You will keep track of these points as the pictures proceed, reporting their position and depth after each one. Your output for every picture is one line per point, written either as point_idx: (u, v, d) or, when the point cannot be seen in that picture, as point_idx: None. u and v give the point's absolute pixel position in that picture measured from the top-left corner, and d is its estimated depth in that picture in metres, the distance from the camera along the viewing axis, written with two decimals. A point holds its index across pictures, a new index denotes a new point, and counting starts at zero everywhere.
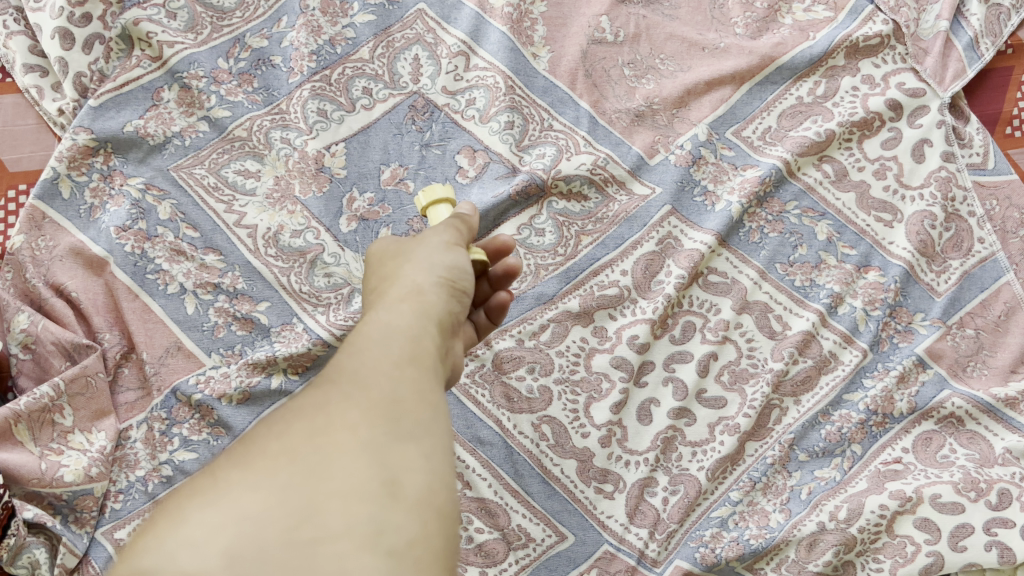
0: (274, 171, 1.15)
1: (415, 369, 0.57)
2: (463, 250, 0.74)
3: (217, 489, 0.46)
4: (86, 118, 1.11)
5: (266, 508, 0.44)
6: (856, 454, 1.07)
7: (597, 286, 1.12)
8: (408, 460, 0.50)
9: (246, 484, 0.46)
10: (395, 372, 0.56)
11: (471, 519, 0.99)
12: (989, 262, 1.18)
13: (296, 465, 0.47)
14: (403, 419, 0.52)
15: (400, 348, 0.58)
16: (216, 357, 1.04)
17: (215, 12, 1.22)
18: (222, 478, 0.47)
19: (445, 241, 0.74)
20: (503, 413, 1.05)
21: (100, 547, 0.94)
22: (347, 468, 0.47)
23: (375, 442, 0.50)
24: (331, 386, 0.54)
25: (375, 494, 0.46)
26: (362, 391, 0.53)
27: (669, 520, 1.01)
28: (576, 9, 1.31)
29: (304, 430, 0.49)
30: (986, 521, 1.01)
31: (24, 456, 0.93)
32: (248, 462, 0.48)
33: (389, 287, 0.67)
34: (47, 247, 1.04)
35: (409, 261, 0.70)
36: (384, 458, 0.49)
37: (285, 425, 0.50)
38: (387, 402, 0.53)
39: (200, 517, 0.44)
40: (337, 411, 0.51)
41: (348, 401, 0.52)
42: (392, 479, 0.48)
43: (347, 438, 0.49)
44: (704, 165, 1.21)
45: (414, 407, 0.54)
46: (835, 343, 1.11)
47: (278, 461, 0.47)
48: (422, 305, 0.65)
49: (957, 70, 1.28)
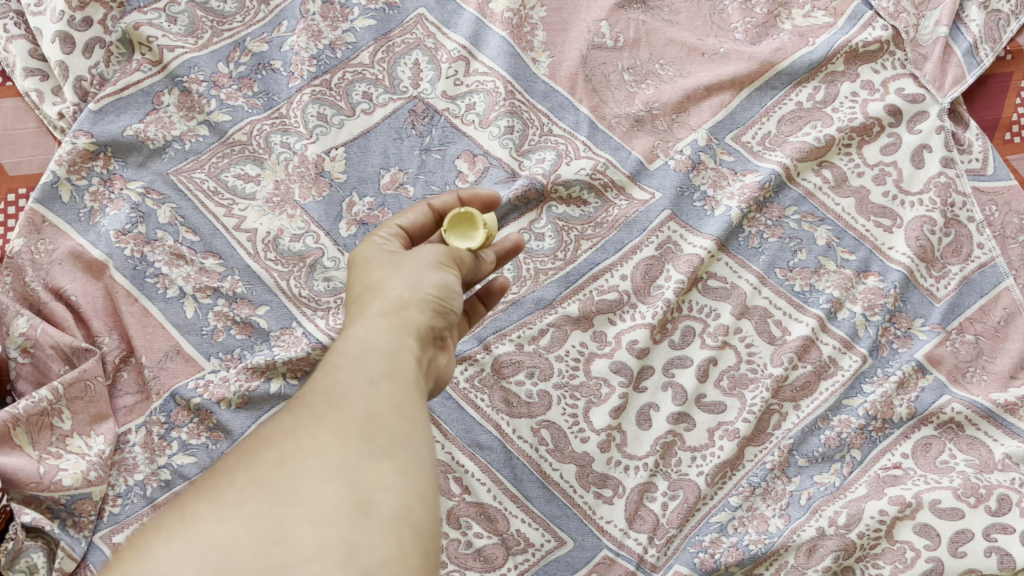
0: (274, 175, 1.15)
1: (391, 384, 0.58)
2: (451, 268, 0.74)
3: (185, 522, 0.46)
4: (86, 122, 1.11)
5: (235, 539, 0.45)
6: (856, 459, 1.06)
7: (597, 291, 1.12)
8: (383, 478, 0.51)
9: (214, 515, 0.47)
10: (369, 390, 0.57)
11: (470, 524, 0.99)
12: (988, 268, 1.18)
13: (266, 492, 0.48)
14: (377, 437, 0.53)
15: (376, 364, 0.59)
16: (215, 360, 1.04)
17: (216, 16, 1.22)
18: (190, 510, 0.47)
19: (438, 261, 0.74)
20: (502, 417, 1.05)
21: (98, 551, 0.94)
22: (318, 492, 0.48)
23: (348, 462, 0.51)
24: (304, 409, 0.54)
25: (348, 515, 0.48)
26: (335, 411, 0.54)
27: (669, 525, 1.01)
28: (575, 14, 1.32)
29: (274, 457, 0.50)
30: (986, 526, 1.01)
31: (23, 460, 0.93)
32: (217, 492, 0.48)
33: (369, 301, 0.68)
34: (47, 250, 1.05)
35: (394, 275, 0.70)
36: (357, 479, 0.50)
37: (254, 452, 0.51)
38: (360, 420, 0.54)
39: (168, 550, 0.44)
40: (308, 434, 0.52)
41: (319, 422, 0.53)
42: (364, 498, 0.49)
43: (318, 461, 0.50)
44: (704, 170, 1.21)
45: (390, 423, 0.55)
46: (835, 348, 1.11)
47: (247, 489, 0.48)
48: (403, 322, 0.65)
49: (956, 76, 1.28)
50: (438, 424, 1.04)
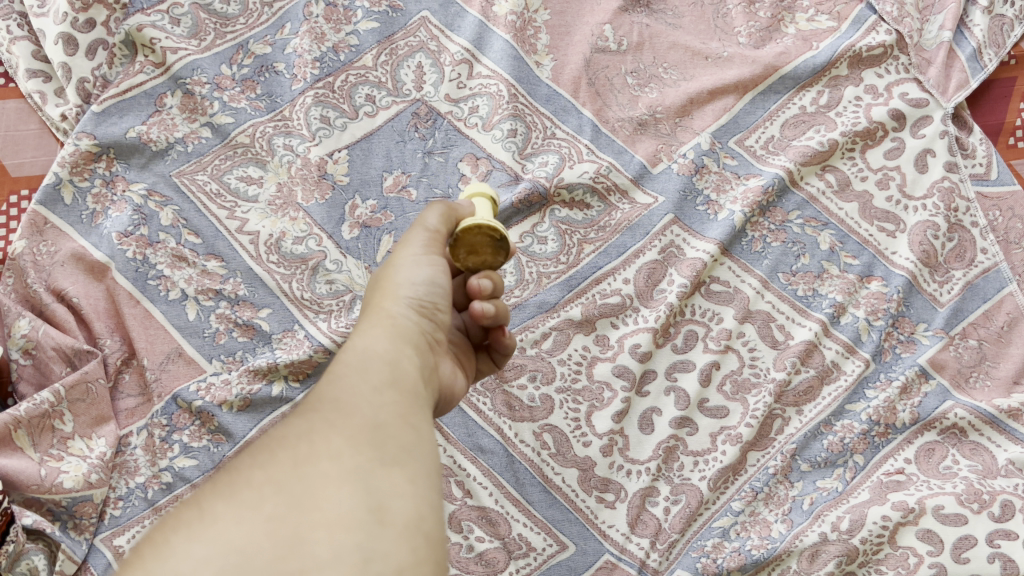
0: (277, 177, 1.15)
1: (395, 395, 0.60)
2: (430, 262, 0.76)
3: (201, 521, 0.45)
4: (89, 124, 1.11)
5: (253, 540, 0.44)
6: (858, 464, 1.06)
7: (600, 295, 1.12)
8: (395, 486, 0.51)
9: (232, 516, 0.46)
10: (375, 399, 0.58)
11: (472, 528, 0.99)
12: (992, 273, 1.17)
13: (282, 493, 0.47)
14: (387, 446, 0.54)
15: (379, 375, 0.61)
16: (217, 363, 1.03)
17: (219, 18, 1.22)
18: (206, 510, 0.46)
19: (417, 251, 0.76)
20: (504, 421, 1.05)
21: (99, 554, 0.94)
22: (333, 497, 0.48)
23: (360, 468, 0.51)
24: (313, 415, 0.55)
25: (363, 521, 0.47)
26: (344, 418, 0.55)
27: (670, 530, 1.01)
28: (579, 17, 1.32)
29: (289, 459, 0.50)
30: (989, 532, 1.00)
31: (24, 462, 0.93)
32: (232, 493, 0.47)
33: (362, 319, 0.71)
34: (49, 252, 1.04)
35: (379, 289, 0.74)
36: (370, 486, 0.50)
37: (267, 455, 0.51)
38: (370, 428, 0.55)
39: (186, 550, 0.43)
40: (320, 438, 0.52)
41: (331, 428, 0.53)
42: (378, 505, 0.49)
43: (332, 465, 0.50)
44: (707, 174, 1.21)
45: (398, 433, 0.56)
46: (837, 353, 1.11)
47: (263, 491, 0.47)
48: (393, 330, 0.68)
49: (960, 80, 1.28)
50: (440, 427, 1.03)
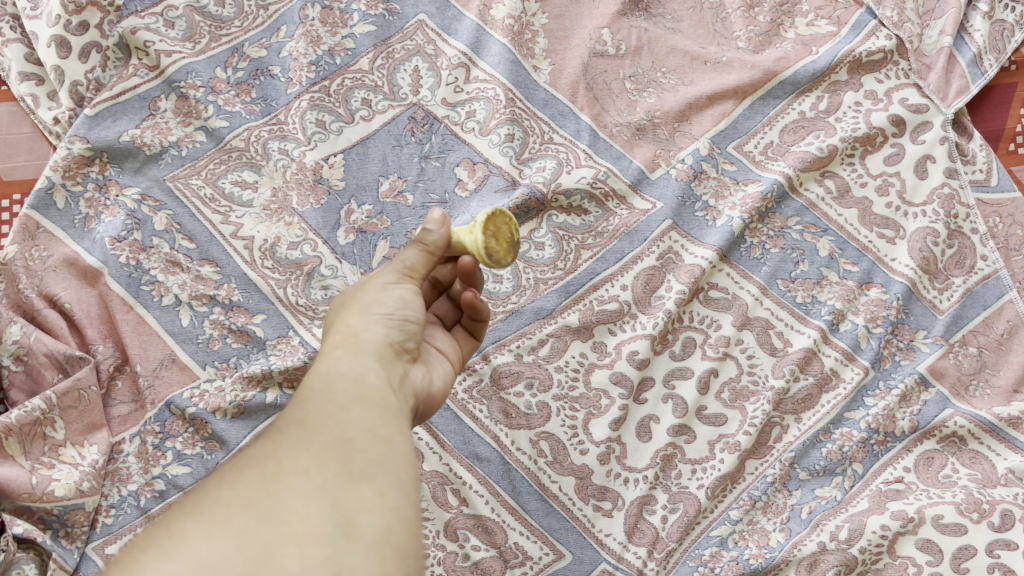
0: (272, 182, 1.14)
1: (361, 410, 0.61)
2: (403, 282, 0.78)
3: (170, 538, 0.47)
4: (81, 127, 1.09)
5: (222, 556, 0.47)
6: (857, 472, 1.06)
7: (597, 301, 1.11)
8: (364, 501, 0.53)
9: (200, 533, 0.48)
10: (344, 415, 0.60)
11: (468, 537, 0.98)
12: (992, 280, 1.17)
13: (251, 510, 0.50)
14: (355, 462, 0.56)
15: (345, 391, 0.62)
16: (210, 370, 1.02)
17: (213, 21, 1.20)
18: (176, 528, 0.48)
19: (389, 276, 0.78)
20: (501, 429, 1.04)
21: (90, 563, 0.93)
22: (301, 512, 0.50)
23: (328, 485, 0.53)
24: (280, 434, 0.57)
25: (331, 537, 0.50)
26: (312, 435, 0.57)
27: (668, 539, 1.00)
28: (577, 21, 1.31)
29: (257, 477, 0.52)
30: (989, 542, 0.99)
31: (14, 470, 0.91)
32: (202, 512, 0.49)
33: (327, 337, 0.72)
34: (40, 257, 1.03)
35: (349, 308, 0.75)
36: (338, 502, 0.52)
37: (235, 472, 0.53)
38: (337, 444, 0.57)
39: (157, 568, 0.45)
40: (287, 457, 0.54)
41: (298, 446, 0.55)
42: (346, 520, 0.51)
43: (301, 482, 0.52)
44: (705, 180, 1.20)
45: (367, 446, 0.58)
46: (836, 360, 1.10)
47: (233, 510, 0.50)
48: (354, 346, 0.69)
49: (961, 85, 1.28)
50: (436, 434, 1.02)
